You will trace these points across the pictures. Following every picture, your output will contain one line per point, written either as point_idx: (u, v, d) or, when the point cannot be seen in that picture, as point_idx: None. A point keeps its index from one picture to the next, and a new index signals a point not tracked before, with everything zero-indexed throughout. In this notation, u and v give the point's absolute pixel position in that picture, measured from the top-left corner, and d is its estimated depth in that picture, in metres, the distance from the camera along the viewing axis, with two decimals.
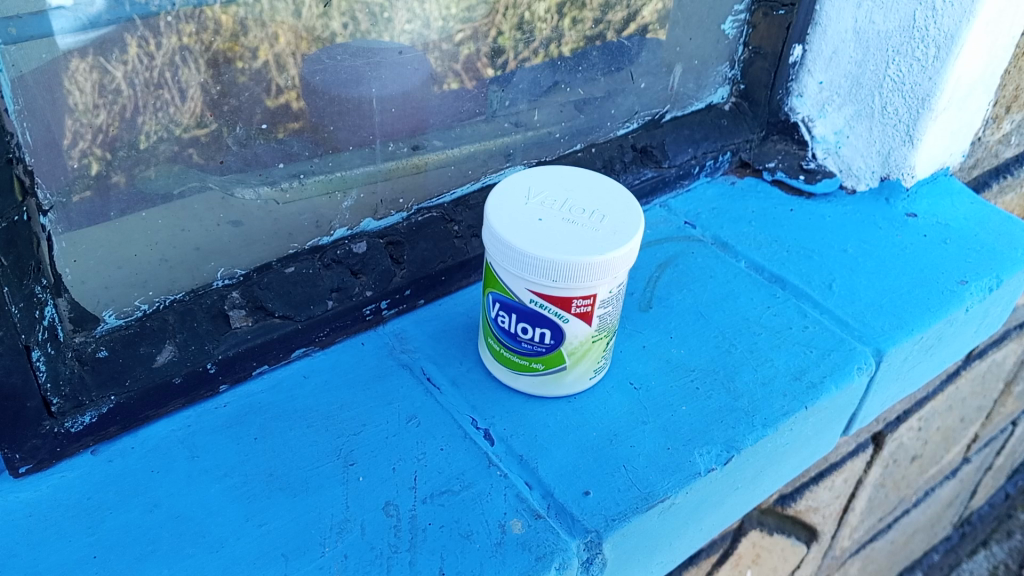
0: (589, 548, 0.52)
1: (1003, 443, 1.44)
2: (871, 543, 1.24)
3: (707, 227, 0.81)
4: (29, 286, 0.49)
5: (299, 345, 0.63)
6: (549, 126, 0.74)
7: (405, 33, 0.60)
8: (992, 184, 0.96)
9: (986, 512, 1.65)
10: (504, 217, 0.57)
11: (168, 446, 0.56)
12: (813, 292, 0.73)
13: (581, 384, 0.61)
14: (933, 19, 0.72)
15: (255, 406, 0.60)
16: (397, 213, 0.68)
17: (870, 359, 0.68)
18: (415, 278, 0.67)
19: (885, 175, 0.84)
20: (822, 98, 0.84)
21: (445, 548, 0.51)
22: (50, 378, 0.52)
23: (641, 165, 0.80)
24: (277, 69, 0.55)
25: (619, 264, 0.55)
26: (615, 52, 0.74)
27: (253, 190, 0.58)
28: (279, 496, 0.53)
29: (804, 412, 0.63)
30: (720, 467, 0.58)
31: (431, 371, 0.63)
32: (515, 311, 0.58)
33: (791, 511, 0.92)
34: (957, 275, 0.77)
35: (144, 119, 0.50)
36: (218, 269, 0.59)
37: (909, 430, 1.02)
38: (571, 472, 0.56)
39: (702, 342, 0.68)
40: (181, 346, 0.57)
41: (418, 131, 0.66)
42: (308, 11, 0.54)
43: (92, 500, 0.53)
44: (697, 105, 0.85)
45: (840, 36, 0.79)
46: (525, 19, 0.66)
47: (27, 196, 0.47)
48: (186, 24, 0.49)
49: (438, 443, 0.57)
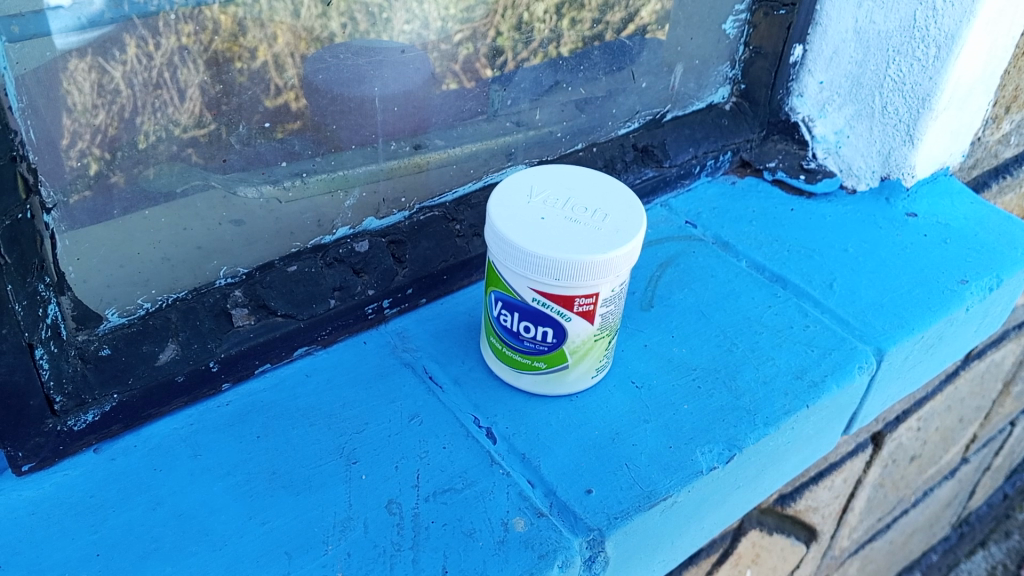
0: (591, 546, 0.52)
1: (1001, 443, 1.44)
2: (870, 543, 1.24)
3: (707, 227, 0.81)
4: (32, 284, 0.49)
5: (301, 344, 0.63)
6: (549, 126, 0.74)
7: (403, 33, 0.60)
8: (992, 184, 0.96)
9: (984, 512, 1.66)
10: (507, 216, 0.57)
11: (170, 445, 0.57)
12: (814, 291, 0.73)
13: (583, 383, 0.61)
14: (933, 19, 0.72)
15: (257, 404, 0.60)
16: (399, 212, 0.68)
17: (871, 358, 0.68)
18: (416, 277, 0.67)
19: (885, 175, 0.84)
20: (822, 98, 0.84)
21: (448, 546, 0.51)
22: (53, 376, 0.52)
23: (642, 165, 0.81)
24: (275, 69, 0.54)
25: (621, 263, 0.55)
26: (616, 51, 0.75)
27: (255, 189, 0.58)
28: (282, 493, 0.53)
29: (805, 411, 0.63)
30: (722, 465, 0.58)
31: (433, 369, 0.63)
32: (517, 310, 0.58)
33: (791, 510, 0.92)
34: (958, 274, 0.77)
35: (142, 119, 0.50)
36: (220, 267, 0.59)
37: (908, 430, 1.03)
38: (573, 471, 0.56)
39: (703, 341, 0.68)
40: (183, 344, 0.57)
41: (419, 131, 0.66)
42: (307, 11, 0.53)
43: (94, 498, 0.53)
44: (698, 105, 0.85)
45: (840, 36, 0.79)
46: (524, 20, 0.66)
47: (30, 194, 0.47)
48: (185, 24, 0.49)
49: (441, 441, 0.57)
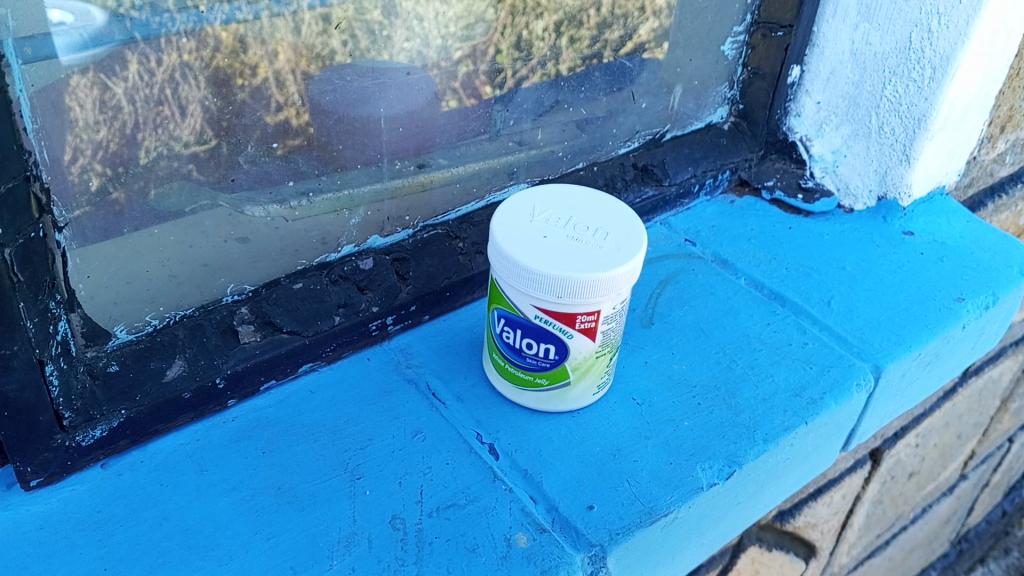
0: (593, 561, 0.53)
1: (999, 459, 1.45)
2: (869, 559, 1.24)
3: (706, 244, 0.82)
4: (44, 301, 0.50)
5: (306, 360, 0.64)
6: (551, 145, 0.75)
7: (404, 51, 0.61)
8: (987, 203, 0.97)
9: (982, 529, 1.66)
10: (511, 234, 0.58)
11: (177, 460, 0.57)
12: (812, 308, 0.74)
13: (584, 400, 0.62)
14: (928, 41, 0.74)
15: (263, 421, 0.60)
16: (403, 230, 0.69)
17: (869, 375, 0.68)
18: (420, 293, 0.68)
19: (883, 194, 0.85)
20: (820, 118, 0.86)
21: (452, 561, 0.51)
22: (62, 393, 0.52)
23: (642, 183, 0.82)
24: (277, 85, 0.55)
25: (623, 281, 0.56)
26: (616, 72, 0.76)
27: (262, 208, 0.59)
28: (287, 508, 0.54)
29: (804, 428, 0.63)
30: (722, 482, 0.58)
31: (436, 386, 0.64)
32: (520, 327, 0.59)
33: (790, 526, 0.92)
34: (954, 292, 0.78)
35: (144, 135, 0.51)
36: (227, 285, 0.60)
37: (905, 446, 1.03)
38: (575, 487, 0.56)
39: (703, 357, 0.69)
40: (191, 361, 0.58)
41: (423, 149, 0.67)
42: (308, 28, 0.55)
43: (101, 513, 0.53)
44: (697, 125, 0.86)
45: (837, 57, 0.81)
46: (523, 39, 0.68)
47: (43, 213, 0.48)
48: (187, 41, 0.50)
49: (443, 457, 0.58)
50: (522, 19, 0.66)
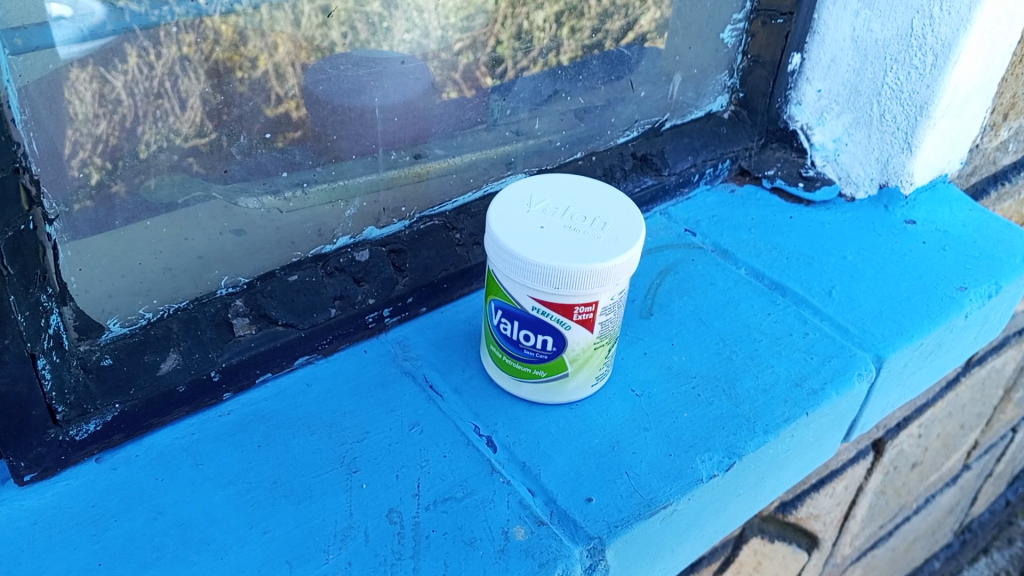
0: (592, 554, 0.52)
1: (1003, 449, 1.44)
2: (872, 550, 1.24)
3: (706, 234, 0.81)
4: (34, 294, 0.49)
5: (302, 353, 0.64)
6: (549, 135, 0.74)
7: (404, 42, 0.60)
8: (991, 191, 0.97)
9: (986, 519, 1.65)
10: (507, 225, 0.58)
11: (172, 454, 0.57)
12: (813, 298, 0.74)
13: (584, 392, 0.61)
14: (930, 27, 0.73)
15: (259, 414, 0.60)
16: (399, 221, 0.68)
17: (871, 365, 0.68)
18: (416, 285, 0.68)
19: (884, 182, 0.84)
20: (820, 106, 0.85)
21: (448, 555, 0.51)
22: (55, 387, 0.52)
23: (641, 173, 0.81)
24: (276, 78, 0.55)
25: (620, 272, 0.56)
26: (615, 61, 0.75)
27: (257, 200, 0.58)
28: (283, 503, 0.54)
29: (805, 418, 0.63)
30: (722, 473, 0.58)
31: (434, 378, 0.64)
32: (517, 318, 0.58)
33: (792, 517, 0.92)
34: (957, 282, 0.77)
35: (143, 128, 0.50)
36: (222, 277, 0.59)
37: (909, 436, 1.02)
38: (573, 480, 0.56)
39: (703, 348, 0.68)
40: (185, 354, 0.57)
41: (420, 140, 0.66)
42: (308, 20, 0.54)
43: (95, 508, 0.53)
44: (697, 113, 0.86)
45: (838, 44, 0.80)
46: (524, 29, 0.67)
47: (33, 206, 0.47)
48: (186, 34, 0.49)
49: (441, 450, 0.58)
50: (522, 9, 0.66)
